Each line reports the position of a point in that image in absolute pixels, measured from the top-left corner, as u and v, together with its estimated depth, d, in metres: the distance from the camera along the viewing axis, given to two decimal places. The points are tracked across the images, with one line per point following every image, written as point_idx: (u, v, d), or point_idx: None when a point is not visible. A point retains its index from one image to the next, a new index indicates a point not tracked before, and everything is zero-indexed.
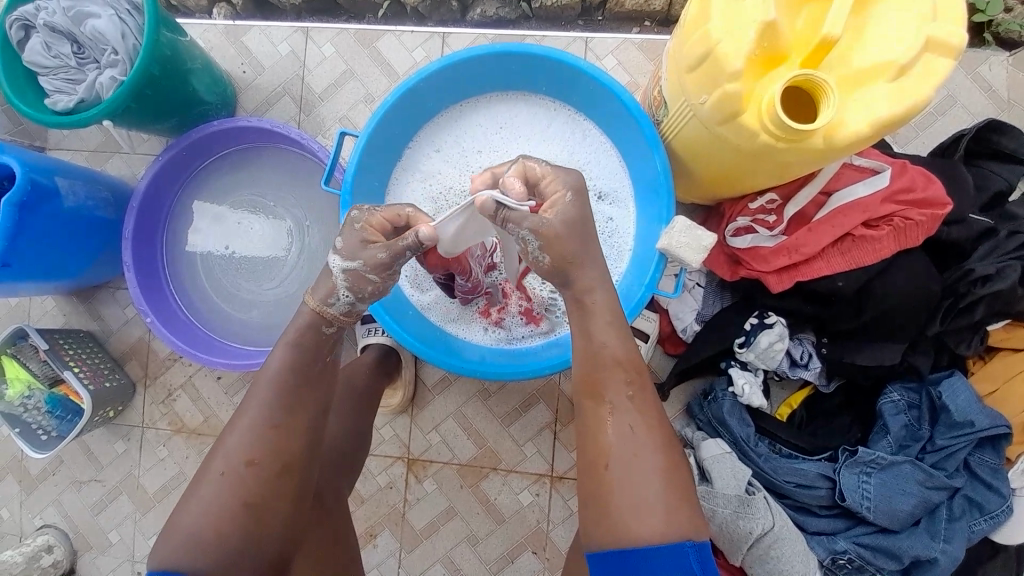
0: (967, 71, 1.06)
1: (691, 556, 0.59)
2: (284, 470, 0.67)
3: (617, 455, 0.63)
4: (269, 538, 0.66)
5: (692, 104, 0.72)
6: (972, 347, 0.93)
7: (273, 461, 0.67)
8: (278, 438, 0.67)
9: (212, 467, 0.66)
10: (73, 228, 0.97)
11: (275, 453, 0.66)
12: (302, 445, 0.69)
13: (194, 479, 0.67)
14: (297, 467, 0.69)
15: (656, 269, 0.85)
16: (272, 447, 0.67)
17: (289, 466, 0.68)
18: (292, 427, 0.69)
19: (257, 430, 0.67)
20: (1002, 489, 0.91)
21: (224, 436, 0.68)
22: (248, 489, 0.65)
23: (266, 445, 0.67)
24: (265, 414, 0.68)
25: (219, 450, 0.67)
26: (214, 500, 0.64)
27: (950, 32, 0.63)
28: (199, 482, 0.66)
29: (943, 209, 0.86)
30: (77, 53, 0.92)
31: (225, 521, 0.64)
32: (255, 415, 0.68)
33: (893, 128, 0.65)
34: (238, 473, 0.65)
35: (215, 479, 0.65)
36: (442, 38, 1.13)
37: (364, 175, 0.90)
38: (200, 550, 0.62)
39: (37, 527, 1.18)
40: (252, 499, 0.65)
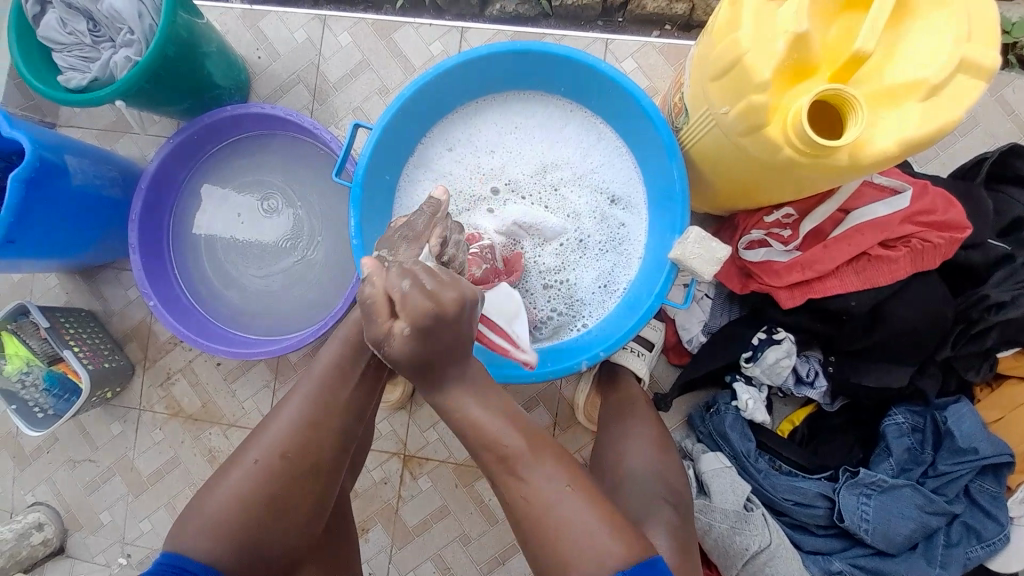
0: (990, 93, 1.04)
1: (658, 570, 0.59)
2: (312, 471, 0.66)
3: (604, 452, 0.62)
4: (282, 535, 0.65)
5: (715, 113, 0.71)
6: (981, 373, 0.92)
7: (304, 457, 0.66)
8: (309, 438, 0.66)
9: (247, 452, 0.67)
10: (78, 207, 0.95)
11: (274, 444, 0.66)
12: (336, 444, 0.68)
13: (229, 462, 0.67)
14: (325, 469, 0.68)
15: (667, 279, 0.84)
16: (271, 440, 0.66)
17: (317, 465, 0.67)
18: (328, 426, 0.68)
19: (297, 422, 0.67)
20: (1000, 518, 0.90)
21: (267, 422, 0.69)
22: (274, 481, 0.64)
23: (267, 440, 0.66)
24: (309, 406, 0.68)
25: (258, 438, 0.67)
26: (241, 485, 0.64)
27: (982, 53, 0.62)
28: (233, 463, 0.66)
29: (961, 233, 0.85)
30: (92, 30, 0.91)
31: (249, 506, 0.63)
32: (300, 410, 0.68)
33: (920, 149, 0.64)
34: (271, 463, 0.65)
35: (248, 464, 0.65)
36: (460, 34, 1.12)
37: (375, 168, 0.89)
38: (219, 537, 0.62)
39: (29, 503, 1.17)
40: (276, 492, 0.64)
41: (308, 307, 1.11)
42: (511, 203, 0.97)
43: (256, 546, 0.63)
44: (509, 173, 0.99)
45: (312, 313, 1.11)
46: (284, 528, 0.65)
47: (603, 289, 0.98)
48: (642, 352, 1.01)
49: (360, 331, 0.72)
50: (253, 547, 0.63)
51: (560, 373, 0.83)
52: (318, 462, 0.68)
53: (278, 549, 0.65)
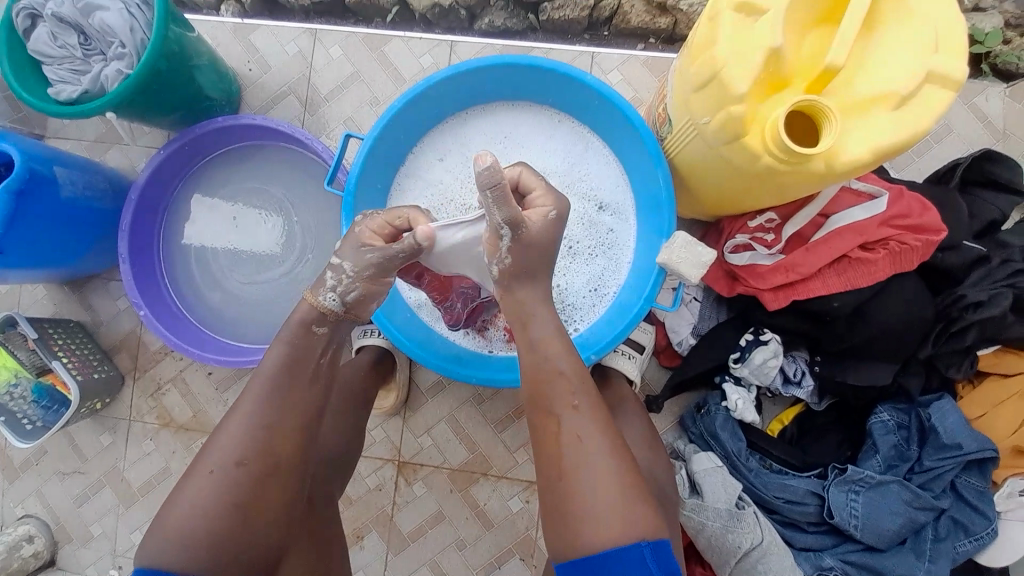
0: (964, 101, 1.08)
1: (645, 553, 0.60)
2: (269, 472, 0.66)
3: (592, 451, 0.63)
4: (256, 537, 0.66)
5: (697, 123, 0.73)
6: (963, 370, 0.94)
7: (262, 459, 0.66)
8: (275, 443, 0.67)
9: (204, 461, 0.66)
10: (68, 218, 0.95)
11: (263, 453, 0.66)
12: (294, 444, 0.68)
13: (186, 471, 0.67)
14: (283, 469, 0.67)
15: (654, 283, 0.86)
16: (258, 450, 0.66)
17: (276, 468, 0.67)
18: (285, 427, 0.68)
19: (253, 426, 0.66)
20: (987, 512, 0.92)
21: (220, 430, 0.68)
22: (236, 488, 0.65)
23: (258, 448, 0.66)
24: (262, 411, 0.67)
25: (213, 446, 0.67)
26: (202, 495, 0.64)
27: (951, 65, 0.65)
28: (191, 473, 0.66)
29: (937, 235, 0.87)
30: (83, 43, 0.91)
31: (212, 515, 0.63)
32: (251, 414, 0.67)
33: (893, 156, 0.66)
34: (231, 469, 0.65)
35: (206, 473, 0.65)
36: (450, 46, 1.14)
37: (366, 177, 0.90)
38: (190, 547, 0.62)
39: (17, 517, 1.16)
40: (241, 498, 0.65)
41: None
42: None
43: (231, 548, 0.64)
44: None
45: None
46: (256, 529, 0.66)
47: (594, 294, 0.99)
48: (633, 355, 1.02)
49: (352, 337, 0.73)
50: (230, 552, 0.64)
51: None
52: None
53: (251, 552, 0.66)
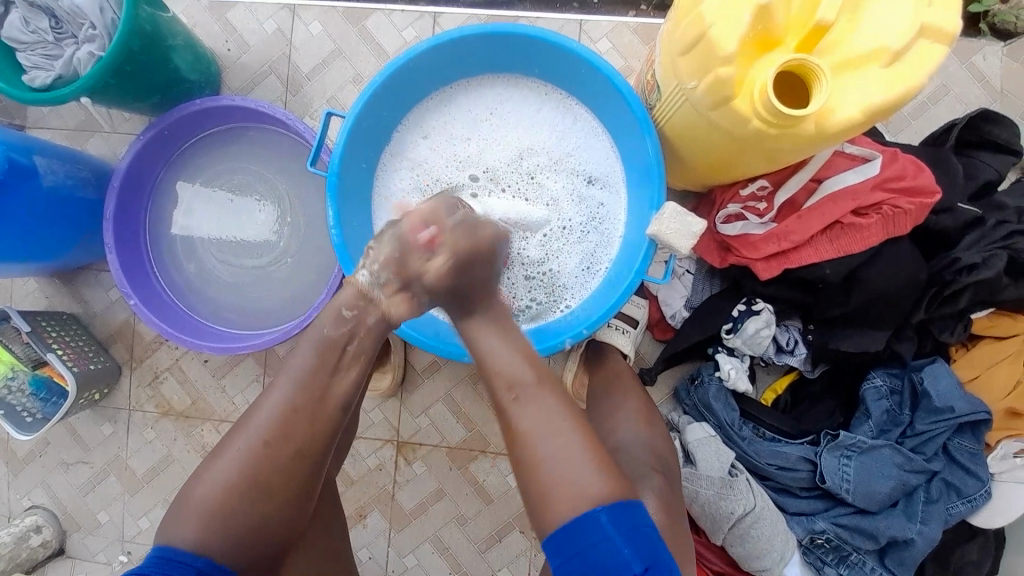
0: (962, 58, 1.05)
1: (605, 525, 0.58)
2: (296, 458, 0.66)
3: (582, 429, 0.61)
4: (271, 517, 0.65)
5: (684, 88, 0.71)
6: (956, 334, 0.94)
7: (288, 445, 0.66)
8: (293, 425, 0.67)
9: (233, 443, 0.67)
10: (53, 208, 0.94)
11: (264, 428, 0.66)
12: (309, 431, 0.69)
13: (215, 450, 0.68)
14: (308, 455, 0.67)
15: (645, 256, 0.85)
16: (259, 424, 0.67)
17: (303, 453, 0.67)
18: (312, 414, 0.68)
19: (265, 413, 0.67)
20: (980, 474, 0.93)
21: (249, 414, 0.69)
22: (257, 472, 0.65)
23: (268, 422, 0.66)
24: (289, 398, 0.67)
25: (241, 429, 0.67)
26: (226, 475, 0.65)
27: (944, 19, 0.63)
28: (219, 452, 0.67)
29: (932, 197, 0.86)
30: (55, 27, 0.89)
31: (235, 497, 0.64)
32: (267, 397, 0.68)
33: (884, 116, 0.65)
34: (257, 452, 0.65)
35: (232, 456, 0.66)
36: (433, 18, 1.10)
37: (351, 156, 0.89)
38: (211, 529, 0.63)
39: (25, 507, 1.18)
40: (262, 479, 0.65)
41: (295, 300, 1.11)
42: (490, 189, 0.98)
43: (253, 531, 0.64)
44: (487, 157, 0.99)
45: (296, 307, 1.11)
46: (274, 514, 0.65)
47: (586, 271, 0.98)
48: (626, 330, 1.03)
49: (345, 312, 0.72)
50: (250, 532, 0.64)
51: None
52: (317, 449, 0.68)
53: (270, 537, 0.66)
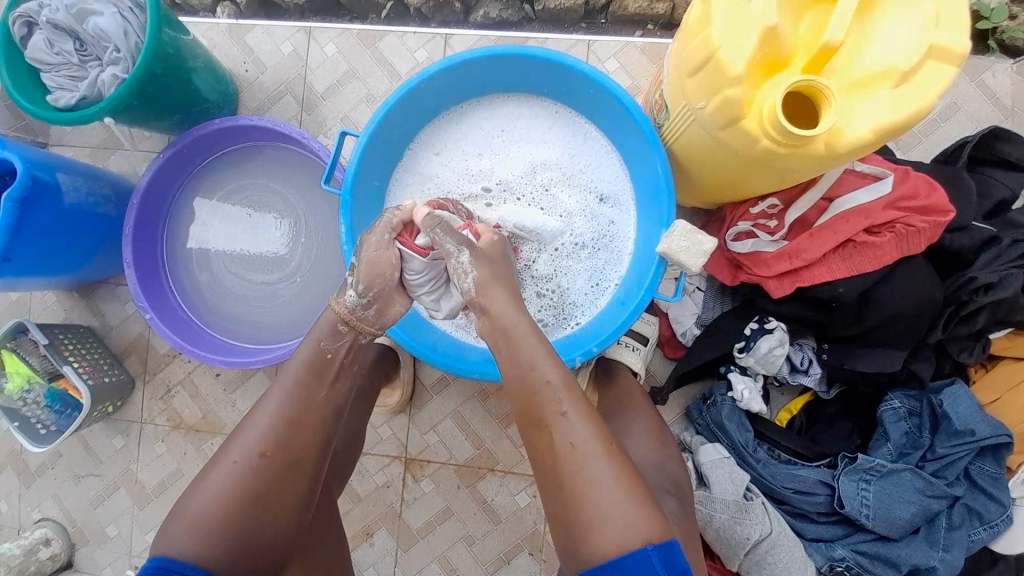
0: (973, 77, 1.05)
1: (653, 559, 0.57)
2: (291, 467, 0.67)
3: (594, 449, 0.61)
4: (262, 531, 0.65)
5: (693, 108, 0.71)
6: (974, 355, 0.92)
7: (283, 455, 0.67)
8: (293, 435, 0.68)
9: (223, 458, 0.66)
10: (72, 223, 0.96)
11: (260, 437, 0.67)
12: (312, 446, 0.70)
13: (206, 466, 0.67)
14: (303, 464, 0.69)
15: (655, 273, 0.85)
16: (257, 432, 0.67)
17: (298, 461, 0.68)
18: (306, 423, 0.69)
19: (267, 425, 0.67)
20: (1002, 499, 0.90)
21: (240, 429, 0.69)
22: (253, 484, 0.65)
23: (265, 431, 0.67)
24: (283, 408, 0.69)
25: (233, 442, 0.67)
26: (222, 487, 0.64)
27: (954, 39, 0.63)
28: (212, 466, 0.66)
29: (945, 216, 0.85)
30: (80, 50, 0.92)
31: (231, 509, 0.63)
32: (272, 408, 0.69)
33: (895, 135, 0.65)
34: (252, 463, 0.65)
35: (227, 465, 0.65)
36: (444, 40, 1.13)
37: (363, 174, 0.90)
38: (210, 542, 0.61)
39: (36, 519, 1.18)
40: (259, 491, 0.65)
41: (306, 314, 1.12)
42: (500, 205, 0.99)
43: (252, 542, 0.64)
44: (498, 173, 0.99)
45: (307, 321, 1.12)
46: (272, 524, 0.65)
47: (595, 287, 0.98)
48: (636, 347, 1.02)
49: (340, 327, 0.73)
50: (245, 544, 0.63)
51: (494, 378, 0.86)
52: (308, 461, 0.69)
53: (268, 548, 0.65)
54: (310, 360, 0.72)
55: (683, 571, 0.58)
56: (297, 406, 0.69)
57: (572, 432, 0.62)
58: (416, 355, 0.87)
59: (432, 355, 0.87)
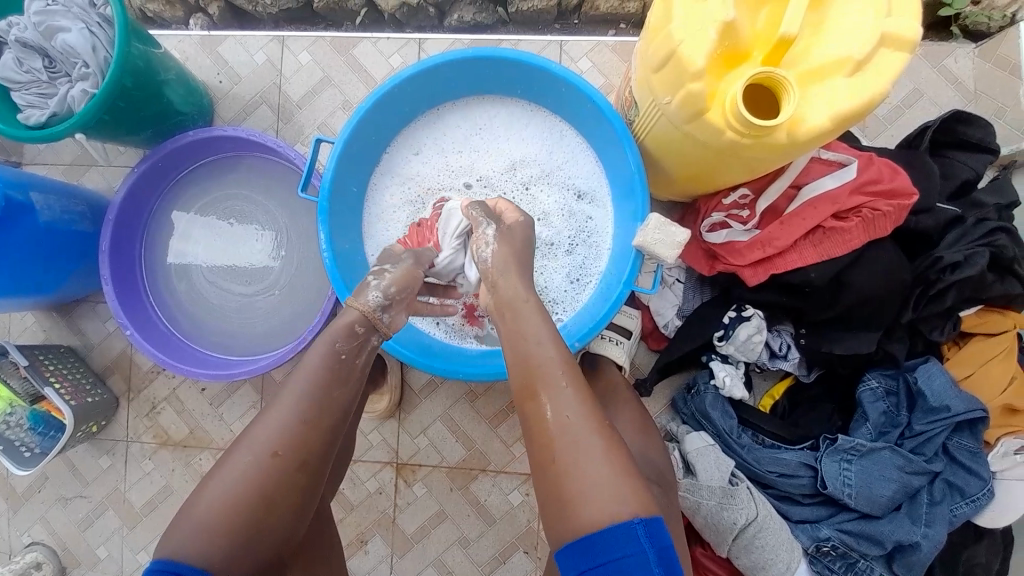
0: (934, 63, 1.08)
1: (639, 532, 0.56)
2: (299, 475, 0.66)
3: (576, 441, 0.61)
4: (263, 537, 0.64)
5: (659, 104, 0.73)
6: (946, 333, 0.94)
7: (294, 457, 0.65)
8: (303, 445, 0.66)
9: (234, 457, 0.65)
10: (47, 242, 0.95)
11: (266, 446, 0.65)
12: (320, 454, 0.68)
13: (216, 463, 0.66)
14: (310, 471, 0.67)
15: (633, 267, 0.86)
16: (262, 439, 0.65)
17: (308, 464, 0.66)
18: (314, 431, 0.67)
19: (275, 432, 0.65)
20: (982, 472, 0.93)
21: (245, 433, 0.67)
22: (263, 485, 0.64)
23: (273, 439, 0.65)
24: (297, 412, 0.67)
25: (242, 443, 0.66)
26: (231, 488, 0.63)
27: (905, 26, 0.65)
28: (217, 473, 0.65)
29: (909, 199, 0.87)
30: (48, 66, 0.91)
31: (239, 508, 0.62)
32: (280, 416, 0.66)
33: (854, 122, 0.66)
34: (260, 473, 0.64)
35: (233, 474, 0.64)
36: (418, 44, 1.14)
37: (340, 181, 0.91)
38: (215, 541, 0.61)
39: (23, 545, 1.16)
40: (268, 493, 0.64)
41: (290, 324, 1.12)
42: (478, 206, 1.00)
43: (256, 542, 0.63)
44: (475, 172, 1.01)
45: (291, 331, 1.11)
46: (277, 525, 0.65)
47: (576, 283, 0.99)
48: (619, 341, 1.02)
49: (358, 330, 0.73)
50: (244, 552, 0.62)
51: (479, 378, 0.87)
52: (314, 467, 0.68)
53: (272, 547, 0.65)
54: (309, 365, 0.70)
55: (671, 554, 0.56)
56: (308, 416, 0.67)
57: (552, 426, 0.63)
58: (403, 358, 0.87)
59: (417, 358, 0.88)
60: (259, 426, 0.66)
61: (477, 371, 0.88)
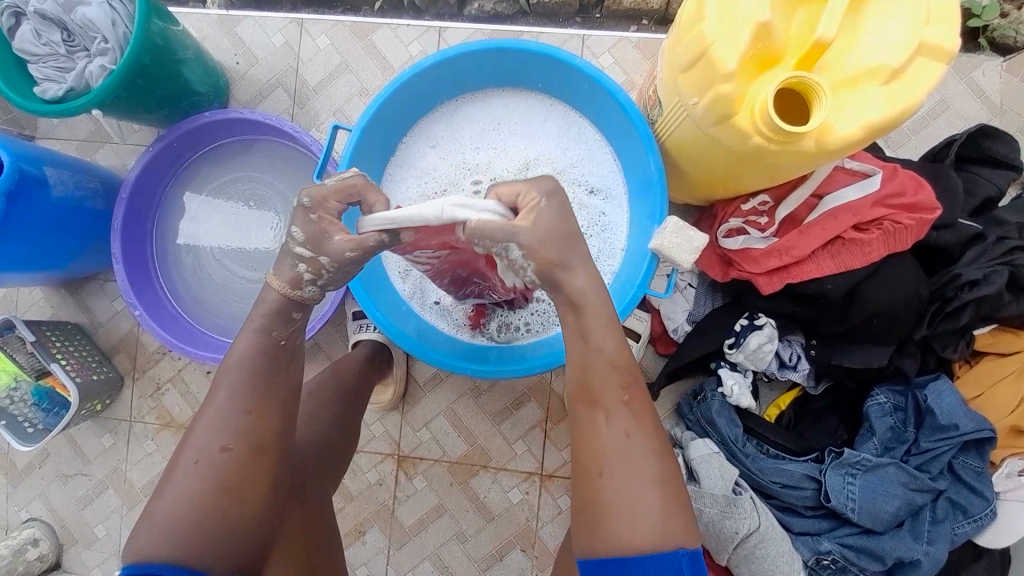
0: (960, 76, 1.06)
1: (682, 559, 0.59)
2: (259, 452, 0.66)
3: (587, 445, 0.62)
4: (235, 524, 0.63)
5: (686, 104, 0.72)
6: (959, 351, 0.94)
7: (246, 443, 0.65)
8: (258, 424, 0.66)
9: (195, 439, 0.65)
10: (61, 218, 0.95)
11: (218, 432, 0.65)
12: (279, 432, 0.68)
13: (165, 468, 0.65)
14: (270, 448, 0.67)
15: (648, 269, 0.85)
16: (212, 426, 0.65)
17: (263, 444, 0.66)
18: (267, 409, 0.67)
19: (224, 415, 0.66)
20: (986, 493, 0.92)
21: (193, 425, 0.66)
22: (234, 460, 0.64)
23: (223, 422, 0.65)
24: (238, 398, 0.66)
25: (190, 438, 0.66)
26: (190, 483, 0.63)
27: (942, 37, 0.63)
28: (172, 469, 0.64)
29: (931, 214, 0.86)
30: (67, 40, 0.91)
31: (203, 500, 0.62)
32: (228, 403, 0.66)
33: (884, 132, 0.65)
34: (213, 457, 0.64)
35: (189, 465, 0.64)
36: (438, 33, 1.13)
37: (356, 169, 0.90)
38: (176, 537, 0.61)
39: (23, 520, 1.17)
40: (226, 475, 0.64)
41: None
42: None
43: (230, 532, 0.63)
44: (490, 169, 0.99)
45: None
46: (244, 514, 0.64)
47: None
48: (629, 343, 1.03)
49: (293, 314, 0.71)
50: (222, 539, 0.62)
51: (486, 375, 0.86)
52: (275, 448, 0.67)
53: (245, 535, 0.64)
54: (263, 348, 0.69)
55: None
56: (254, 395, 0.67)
57: None
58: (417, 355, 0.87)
59: (427, 353, 0.87)
60: (207, 415, 0.66)
61: (486, 369, 0.87)
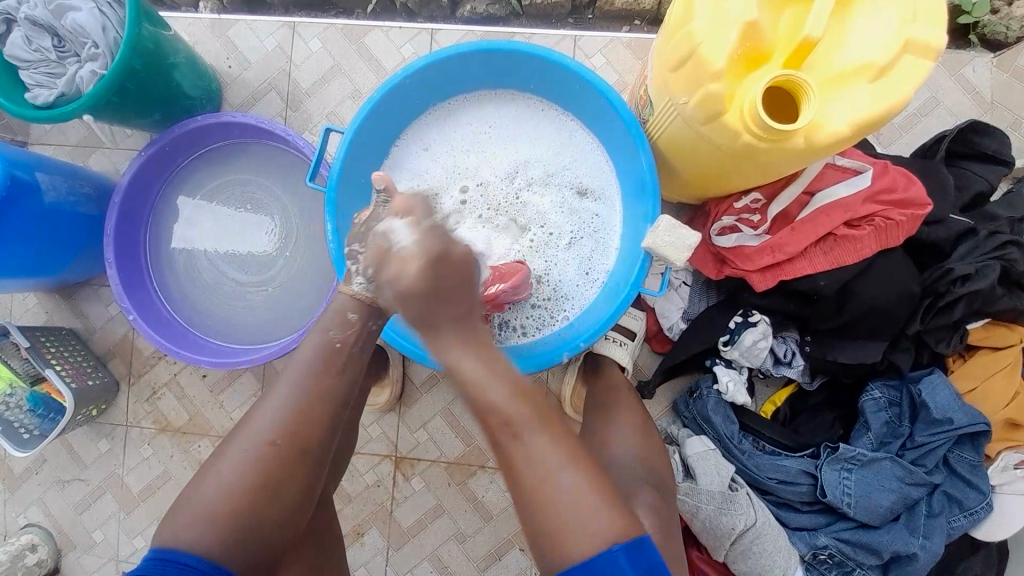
0: (951, 72, 1.07)
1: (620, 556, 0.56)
2: (302, 453, 0.67)
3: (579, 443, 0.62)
4: (261, 520, 0.64)
5: (676, 104, 0.72)
6: (952, 345, 0.94)
7: (293, 444, 0.67)
8: (306, 425, 0.68)
9: (244, 432, 0.67)
10: (53, 223, 0.95)
11: (270, 427, 0.67)
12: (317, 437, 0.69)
13: (214, 454, 0.67)
14: (313, 451, 0.68)
15: (641, 268, 0.85)
16: (267, 420, 0.67)
17: (304, 447, 0.67)
18: (314, 412, 0.69)
19: (281, 412, 0.68)
20: (981, 486, 0.92)
21: (252, 414, 0.69)
22: (280, 458, 0.66)
23: (277, 419, 0.67)
24: (294, 397, 0.69)
25: (245, 430, 0.68)
26: (231, 474, 0.64)
27: (928, 34, 0.64)
28: (221, 456, 0.66)
29: (922, 210, 0.87)
30: (57, 46, 0.90)
31: (242, 492, 0.63)
32: (282, 401, 0.68)
33: (873, 129, 0.66)
34: (260, 451, 0.65)
35: (236, 456, 0.65)
36: (430, 35, 1.12)
37: (349, 173, 0.90)
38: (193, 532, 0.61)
39: (20, 526, 1.17)
40: (272, 471, 0.65)
41: (293, 316, 1.11)
42: (487, 202, 0.99)
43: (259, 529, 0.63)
44: (483, 171, 1.00)
45: (294, 321, 1.11)
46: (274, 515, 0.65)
47: (583, 280, 0.99)
48: (624, 342, 1.02)
49: None
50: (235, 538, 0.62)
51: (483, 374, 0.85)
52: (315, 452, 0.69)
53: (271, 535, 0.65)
54: None
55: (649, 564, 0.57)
56: (298, 397, 0.69)
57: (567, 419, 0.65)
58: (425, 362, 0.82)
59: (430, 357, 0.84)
60: (264, 410, 0.68)
61: None
